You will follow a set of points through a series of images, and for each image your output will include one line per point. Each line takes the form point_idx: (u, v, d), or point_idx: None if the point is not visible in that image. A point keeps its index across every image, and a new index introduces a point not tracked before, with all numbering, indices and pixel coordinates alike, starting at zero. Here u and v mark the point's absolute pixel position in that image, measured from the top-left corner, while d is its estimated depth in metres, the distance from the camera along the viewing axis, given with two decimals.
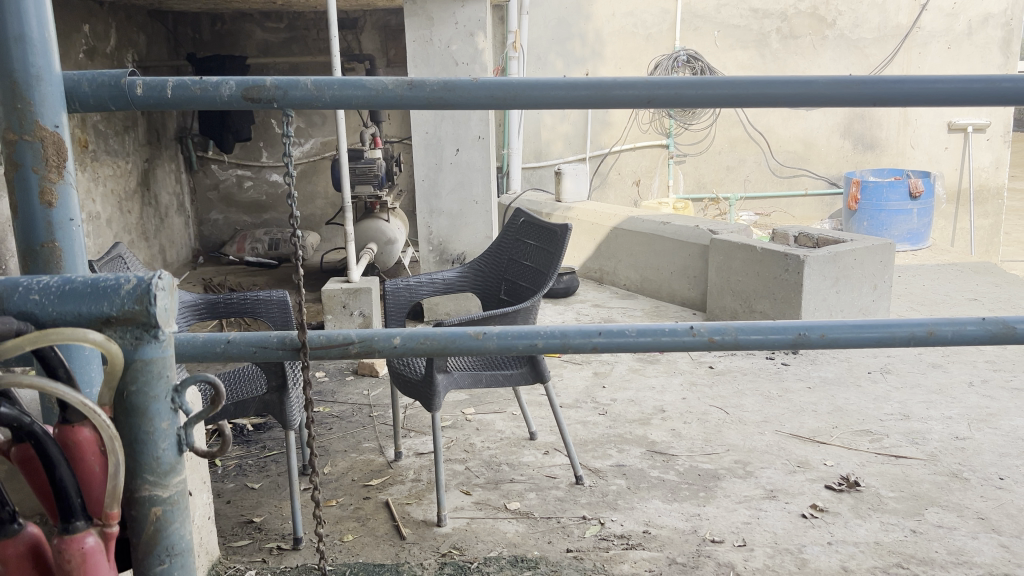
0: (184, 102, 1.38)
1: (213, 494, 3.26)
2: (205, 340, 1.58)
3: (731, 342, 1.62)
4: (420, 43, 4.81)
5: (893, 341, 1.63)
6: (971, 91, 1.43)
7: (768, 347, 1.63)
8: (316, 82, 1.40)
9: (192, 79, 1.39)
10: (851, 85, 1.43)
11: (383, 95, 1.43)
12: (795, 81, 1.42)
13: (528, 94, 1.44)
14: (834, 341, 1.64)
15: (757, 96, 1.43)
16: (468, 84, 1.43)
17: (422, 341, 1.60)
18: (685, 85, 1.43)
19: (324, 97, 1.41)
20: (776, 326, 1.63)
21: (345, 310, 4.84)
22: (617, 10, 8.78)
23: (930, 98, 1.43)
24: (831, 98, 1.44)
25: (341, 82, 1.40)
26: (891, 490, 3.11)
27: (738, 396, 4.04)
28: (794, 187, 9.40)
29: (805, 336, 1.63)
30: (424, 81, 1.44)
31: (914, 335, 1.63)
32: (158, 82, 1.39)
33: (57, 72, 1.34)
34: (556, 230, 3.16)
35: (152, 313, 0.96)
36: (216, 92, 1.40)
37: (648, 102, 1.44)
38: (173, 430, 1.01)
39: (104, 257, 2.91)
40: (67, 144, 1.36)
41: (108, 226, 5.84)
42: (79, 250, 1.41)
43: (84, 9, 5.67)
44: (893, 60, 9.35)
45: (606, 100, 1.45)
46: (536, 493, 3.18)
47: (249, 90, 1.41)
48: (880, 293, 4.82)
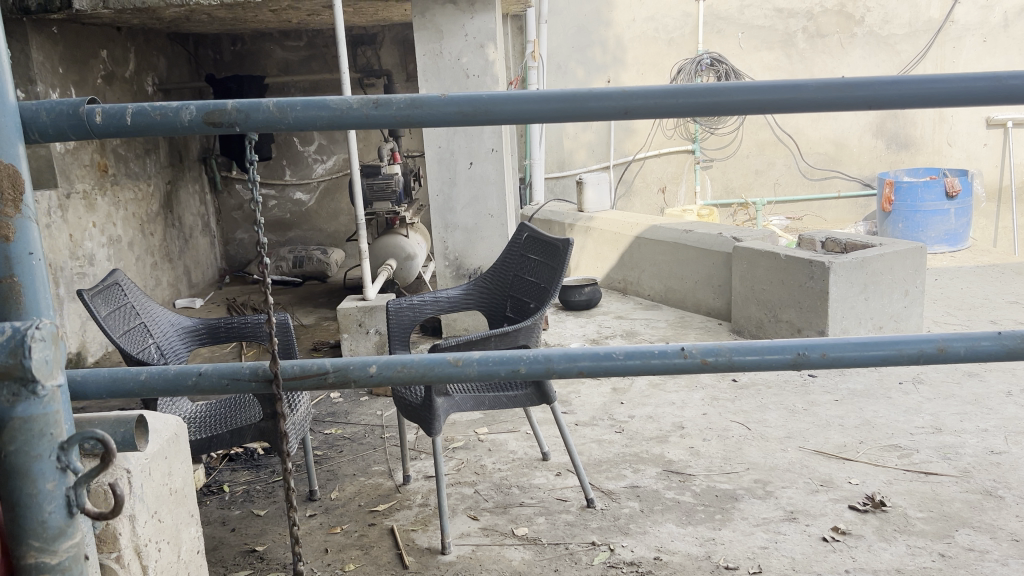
0: (144, 129, 1.31)
1: (217, 523, 3.21)
2: (176, 373, 1.50)
3: (726, 363, 1.51)
4: (430, 57, 4.75)
5: (900, 358, 1.49)
6: (978, 90, 1.25)
7: (766, 368, 1.51)
8: (278, 103, 1.32)
9: (152, 104, 1.32)
10: (843, 88, 1.25)
11: (347, 115, 1.33)
12: (780, 85, 1.25)
13: (497, 110, 1.31)
14: (836, 360, 1.50)
15: (740, 103, 1.27)
16: (436, 100, 1.32)
17: (399, 369, 1.51)
18: (663, 92, 1.28)
19: (287, 119, 1.33)
20: (773, 345, 1.52)
21: (361, 328, 4.79)
22: (637, 15, 8.67)
23: (931, 99, 1.25)
24: (825, 103, 1.26)
25: (305, 103, 1.32)
26: (919, 511, 2.94)
27: (761, 411, 3.89)
28: (826, 190, 9.17)
29: (804, 356, 1.50)
30: (390, 99, 1.32)
31: (923, 352, 1.49)
32: (118, 108, 1.32)
33: (10, 102, 1.25)
34: (559, 244, 3.06)
35: (27, 366, 0.94)
36: (176, 117, 1.32)
37: (626, 113, 1.30)
38: (60, 491, 0.99)
39: (96, 285, 2.87)
40: (24, 176, 1.27)
41: (130, 248, 5.85)
42: (42, 284, 1.29)
43: (102, 35, 5.72)
44: (926, 56, 9.07)
45: (578, 112, 1.31)
46: (545, 517, 3.08)
47: (209, 114, 1.33)
48: (913, 298, 4.62)
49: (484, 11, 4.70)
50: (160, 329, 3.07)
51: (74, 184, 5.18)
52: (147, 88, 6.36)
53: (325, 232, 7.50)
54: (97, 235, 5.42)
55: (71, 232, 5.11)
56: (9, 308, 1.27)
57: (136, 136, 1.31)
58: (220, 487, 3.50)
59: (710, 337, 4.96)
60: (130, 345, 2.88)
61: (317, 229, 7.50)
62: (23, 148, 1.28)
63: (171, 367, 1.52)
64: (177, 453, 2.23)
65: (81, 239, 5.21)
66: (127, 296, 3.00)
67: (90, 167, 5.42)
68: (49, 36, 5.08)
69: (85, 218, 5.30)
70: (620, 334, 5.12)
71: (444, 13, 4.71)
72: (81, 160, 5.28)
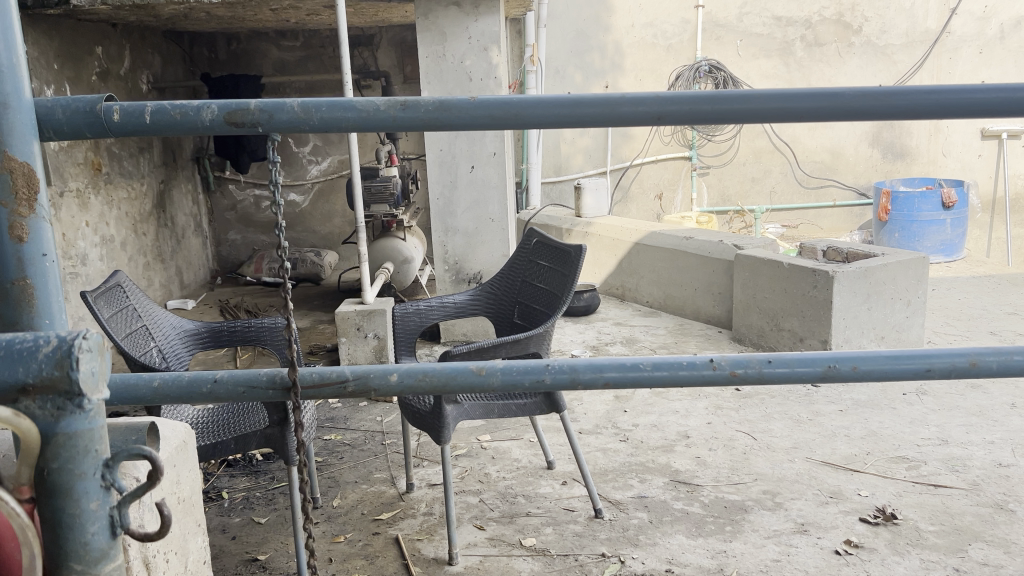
0: (164, 128, 1.27)
1: (218, 531, 3.14)
2: (190, 380, 1.46)
3: (755, 376, 1.48)
4: (433, 59, 4.70)
5: (932, 372, 1.48)
6: (1018, 100, 1.25)
7: (794, 381, 1.48)
8: (303, 104, 1.28)
9: (172, 103, 1.28)
10: (881, 96, 1.25)
11: (374, 116, 1.30)
12: (816, 94, 1.25)
13: (529, 113, 1.29)
14: (866, 373, 1.48)
15: (776, 111, 1.26)
16: (465, 103, 1.29)
17: (421, 378, 1.47)
18: (698, 98, 1.27)
19: (313, 120, 1.29)
20: (803, 358, 1.48)
21: (359, 332, 4.73)
22: (636, 21, 8.65)
23: (969, 108, 1.25)
24: (860, 112, 1.27)
25: (330, 104, 1.29)
26: (931, 524, 2.92)
27: (766, 421, 3.86)
28: (821, 199, 9.19)
29: (835, 368, 1.47)
30: (418, 101, 1.29)
31: (954, 366, 1.48)
32: (136, 106, 1.28)
33: (26, 98, 1.20)
34: (570, 251, 3.02)
35: (74, 379, 0.88)
36: (197, 116, 1.28)
37: (658, 118, 1.29)
38: (104, 510, 0.95)
39: (99, 287, 2.80)
40: (40, 175, 1.21)
41: (122, 248, 5.76)
42: (56, 287, 1.24)
43: (97, 31, 5.63)
44: (922, 66, 9.12)
45: (612, 118, 1.30)
46: (553, 527, 3.03)
47: (231, 113, 1.29)
48: (915, 308, 4.60)
49: (488, 13, 4.66)
50: (162, 332, 3.01)
51: (67, 182, 5.10)
52: (142, 85, 6.28)
53: (319, 234, 7.43)
54: (90, 235, 5.33)
55: (64, 231, 5.02)
56: (22, 311, 1.23)
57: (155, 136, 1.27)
58: (219, 494, 3.43)
59: (711, 345, 4.93)
60: (133, 349, 2.82)
61: (312, 231, 7.43)
62: (37, 143, 1.22)
63: (186, 374, 1.47)
64: (186, 461, 2.17)
65: (73, 239, 5.12)
66: (129, 298, 2.94)
67: (84, 165, 5.34)
68: (44, 31, 5.00)
69: (78, 217, 5.21)
70: (619, 341, 5.08)
71: (447, 15, 4.66)
72: (74, 158, 5.20)
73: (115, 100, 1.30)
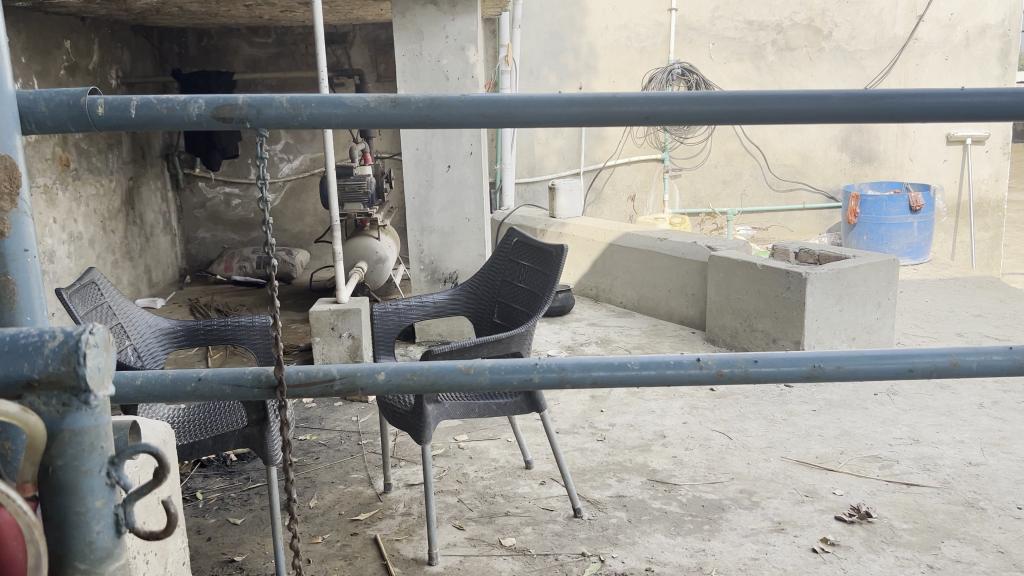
0: (150, 123, 1.26)
1: (193, 532, 3.10)
2: (174, 378, 1.46)
3: (742, 374, 1.50)
4: (409, 58, 4.69)
5: (914, 372, 1.51)
6: (999, 105, 1.29)
7: (780, 379, 1.50)
8: (293, 99, 1.29)
9: (159, 97, 1.27)
10: (868, 99, 1.28)
11: (365, 113, 1.31)
12: (805, 96, 1.28)
13: (520, 112, 1.30)
14: (850, 373, 1.50)
15: (766, 112, 1.29)
16: (457, 101, 1.30)
17: (409, 377, 1.47)
18: (688, 100, 1.30)
19: (302, 116, 1.30)
20: (789, 357, 1.50)
21: (334, 332, 4.69)
22: (610, 23, 8.69)
23: (953, 112, 1.28)
24: (847, 114, 1.29)
25: (320, 100, 1.29)
26: (904, 522, 2.97)
27: (741, 420, 3.89)
28: (791, 202, 9.31)
29: (820, 368, 1.49)
30: (409, 99, 1.31)
31: (935, 365, 1.51)
32: (121, 100, 1.26)
33: (8, 89, 1.16)
34: (550, 251, 3.03)
35: (80, 375, 0.88)
36: (184, 111, 1.27)
37: (649, 118, 1.31)
38: (109, 508, 0.95)
39: (73, 284, 2.75)
40: (22, 168, 1.18)
41: (90, 246, 5.67)
42: (37, 283, 1.22)
43: (66, 25, 5.53)
44: (890, 72, 9.26)
45: (604, 118, 1.32)
46: (532, 527, 3.03)
47: (219, 109, 1.29)
48: (885, 310, 4.66)
49: (466, 13, 4.65)
50: (137, 331, 2.96)
51: (34, 178, 5.01)
52: (111, 80, 6.19)
53: (291, 233, 7.37)
54: (57, 232, 5.24)
55: None
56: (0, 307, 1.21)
57: (141, 131, 1.26)
58: (193, 495, 3.39)
59: (685, 345, 4.97)
60: None
61: (283, 229, 7.37)
62: (18, 136, 1.19)
63: (169, 373, 1.47)
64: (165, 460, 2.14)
65: (41, 235, 5.03)
66: (103, 296, 2.89)
67: (51, 161, 5.25)
68: (12, 24, 4.89)
69: (45, 213, 5.12)
70: (594, 341, 5.10)
71: (424, 13, 4.65)
72: (42, 154, 5.11)
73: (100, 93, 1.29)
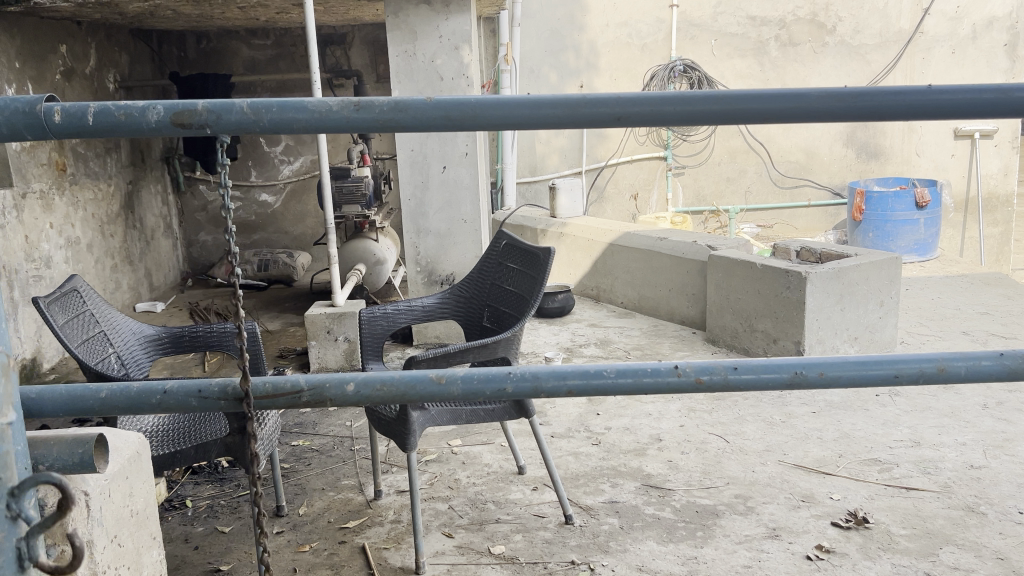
0: (108, 129, 1.25)
1: (180, 540, 3.07)
2: (140, 391, 1.42)
3: (720, 382, 1.44)
4: (402, 59, 4.64)
5: (900, 379, 1.44)
6: (987, 102, 1.21)
7: (760, 387, 1.44)
8: (252, 104, 1.27)
9: (117, 103, 1.27)
10: (846, 97, 1.21)
11: (328, 117, 1.27)
12: (780, 95, 1.21)
13: (485, 114, 1.26)
14: (833, 380, 1.44)
15: (739, 112, 1.22)
16: (420, 103, 1.27)
17: (379, 387, 1.43)
18: (658, 100, 1.24)
19: (263, 121, 1.28)
20: (769, 364, 1.45)
21: (330, 335, 4.66)
22: (611, 20, 8.63)
23: (938, 109, 1.21)
24: (824, 113, 1.23)
25: (280, 105, 1.27)
26: (902, 528, 2.90)
27: (738, 423, 3.83)
28: (796, 199, 9.22)
29: (802, 375, 1.45)
30: (372, 102, 1.26)
31: (923, 371, 1.44)
32: (79, 107, 1.26)
33: None
34: (539, 253, 2.97)
35: None
36: (143, 117, 1.27)
37: (618, 119, 1.26)
38: (11, 543, 1.07)
39: (53, 293, 2.72)
40: None
41: (89, 250, 5.66)
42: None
43: (61, 30, 5.52)
44: (895, 66, 9.15)
45: (573, 119, 1.27)
46: (522, 535, 2.98)
47: (178, 114, 1.27)
48: (888, 309, 4.58)
49: (459, 12, 4.60)
50: (121, 338, 2.93)
51: (30, 183, 4.99)
52: (108, 84, 6.18)
53: (292, 235, 7.35)
54: (54, 237, 5.23)
55: (27, 233, 4.91)
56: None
57: (99, 138, 1.25)
58: (182, 502, 3.35)
59: (685, 346, 4.91)
60: (89, 356, 2.74)
61: (284, 232, 7.35)
62: None
63: (134, 385, 1.44)
64: (139, 472, 2.11)
65: (37, 241, 5.01)
66: (86, 303, 2.86)
67: (48, 166, 5.24)
68: (5, 29, 4.88)
69: (42, 218, 5.10)
70: (593, 342, 5.04)
71: (418, 13, 4.60)
72: (38, 159, 5.09)
73: (60, 100, 1.28)
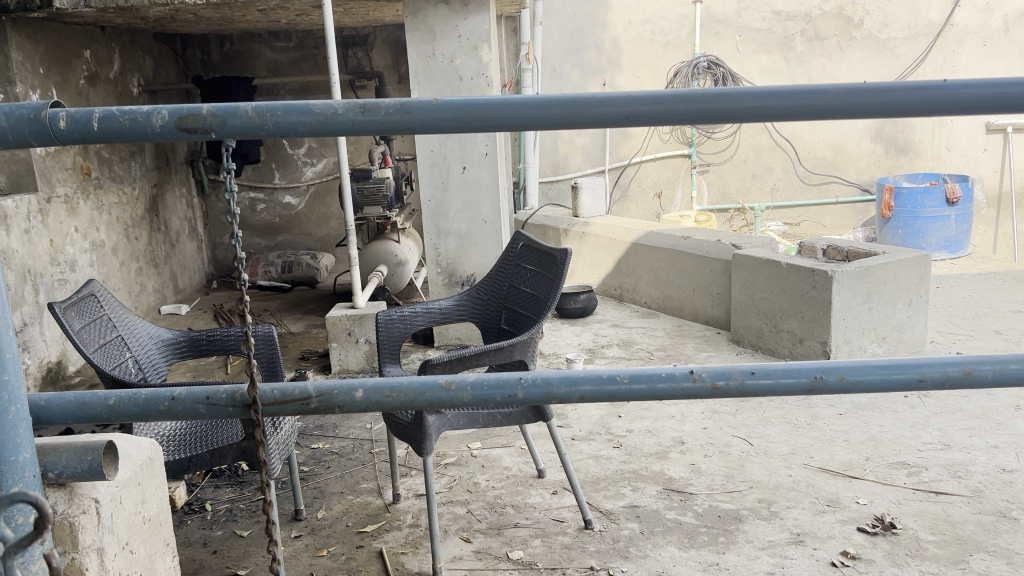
0: (114, 136, 1.25)
1: (199, 544, 3.06)
2: (147, 397, 1.41)
3: (737, 388, 1.40)
4: (421, 59, 4.62)
5: (924, 383, 1.39)
6: (1013, 95, 1.18)
7: (780, 393, 1.39)
8: (256, 108, 1.26)
9: (121, 109, 1.26)
10: (866, 93, 1.18)
11: (332, 120, 1.26)
12: (796, 92, 1.19)
13: (492, 116, 1.24)
14: (854, 385, 1.39)
15: (754, 110, 1.20)
16: (426, 105, 1.25)
17: (387, 394, 1.41)
18: (670, 99, 1.22)
19: (267, 124, 1.27)
20: (788, 368, 1.40)
21: (350, 337, 4.66)
22: (634, 17, 8.56)
23: (960, 105, 1.18)
24: (843, 109, 1.20)
25: (285, 107, 1.26)
26: (931, 533, 2.82)
27: (763, 425, 3.76)
28: (824, 196, 9.09)
29: (822, 380, 1.40)
30: (378, 104, 1.25)
31: (948, 376, 1.38)
32: (83, 113, 1.25)
33: None
34: (557, 254, 2.93)
35: None
36: (147, 122, 1.26)
37: (629, 119, 1.24)
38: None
39: (70, 297, 2.73)
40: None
41: (114, 254, 5.70)
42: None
43: (85, 35, 5.57)
44: (925, 60, 8.99)
45: (581, 120, 1.24)
46: (541, 539, 2.94)
47: (183, 119, 1.27)
48: (917, 308, 4.48)
49: (478, 11, 4.57)
50: (139, 342, 2.93)
51: (55, 188, 5.04)
52: (132, 89, 6.23)
53: (315, 237, 7.37)
54: (79, 240, 5.27)
55: (52, 237, 4.95)
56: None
57: (104, 144, 1.25)
58: (202, 506, 3.35)
59: (709, 346, 4.84)
60: (106, 361, 2.75)
61: (308, 234, 7.37)
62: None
63: (142, 391, 1.42)
64: (152, 478, 2.10)
65: (62, 245, 5.05)
66: (103, 307, 2.87)
67: (72, 170, 5.28)
68: (29, 35, 4.92)
69: (67, 223, 5.15)
70: (616, 343, 4.99)
71: (436, 13, 4.58)
72: (62, 164, 5.13)
73: (65, 106, 1.28)
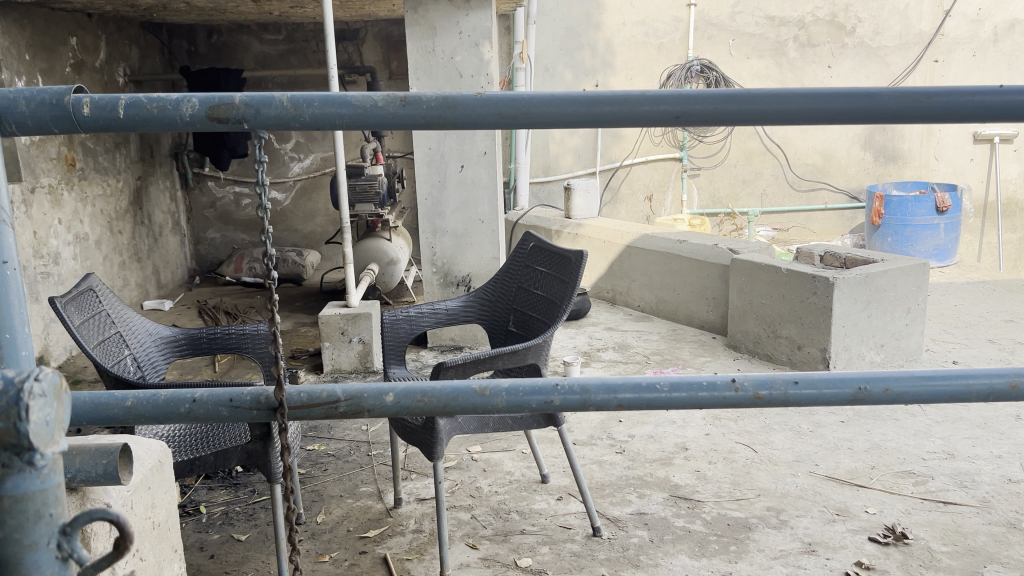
0: (142, 124, 1.17)
1: (196, 548, 2.97)
2: (167, 399, 1.32)
3: (781, 398, 1.33)
4: (422, 55, 4.55)
5: (970, 395, 1.32)
6: None
7: (823, 403, 1.33)
8: (292, 98, 1.19)
9: (148, 96, 1.18)
10: (923, 97, 1.16)
11: (371, 114, 1.19)
12: (853, 94, 1.17)
13: (541, 111, 1.19)
14: (900, 397, 1.33)
15: (808, 111, 1.18)
16: (471, 99, 1.19)
17: (419, 399, 1.33)
18: (725, 98, 1.18)
19: (303, 116, 1.20)
20: (831, 379, 1.34)
21: (343, 336, 4.57)
22: (627, 19, 8.53)
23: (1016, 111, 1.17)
24: (897, 114, 1.18)
25: (322, 99, 1.19)
26: (943, 544, 2.80)
27: (766, 432, 3.74)
28: (813, 202, 9.15)
29: (866, 391, 1.33)
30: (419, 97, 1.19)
31: (994, 388, 1.32)
32: (108, 99, 1.17)
33: None
34: (569, 256, 2.88)
35: (22, 432, 0.91)
36: (176, 111, 1.18)
37: (680, 119, 1.19)
38: None
39: (70, 292, 2.63)
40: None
41: (97, 247, 5.57)
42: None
43: (71, 22, 5.43)
44: (915, 69, 9.06)
45: (629, 118, 1.20)
46: (549, 547, 2.89)
47: (214, 109, 1.19)
48: (915, 316, 4.48)
49: (479, 8, 4.51)
50: (137, 339, 2.83)
51: (38, 178, 4.90)
52: (118, 78, 6.09)
53: (301, 233, 7.26)
54: (63, 233, 5.13)
55: (35, 229, 4.81)
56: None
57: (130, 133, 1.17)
58: (196, 508, 3.26)
59: (706, 352, 4.81)
60: (105, 358, 2.65)
61: (293, 230, 7.26)
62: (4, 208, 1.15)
63: (162, 393, 1.33)
64: (161, 483, 2.01)
65: (45, 237, 4.92)
66: (102, 303, 2.76)
67: (57, 160, 5.14)
68: (15, 20, 4.77)
69: (51, 214, 5.01)
70: (611, 346, 4.95)
71: (437, 8, 4.51)
72: (47, 154, 5.00)
73: (88, 92, 1.19)
